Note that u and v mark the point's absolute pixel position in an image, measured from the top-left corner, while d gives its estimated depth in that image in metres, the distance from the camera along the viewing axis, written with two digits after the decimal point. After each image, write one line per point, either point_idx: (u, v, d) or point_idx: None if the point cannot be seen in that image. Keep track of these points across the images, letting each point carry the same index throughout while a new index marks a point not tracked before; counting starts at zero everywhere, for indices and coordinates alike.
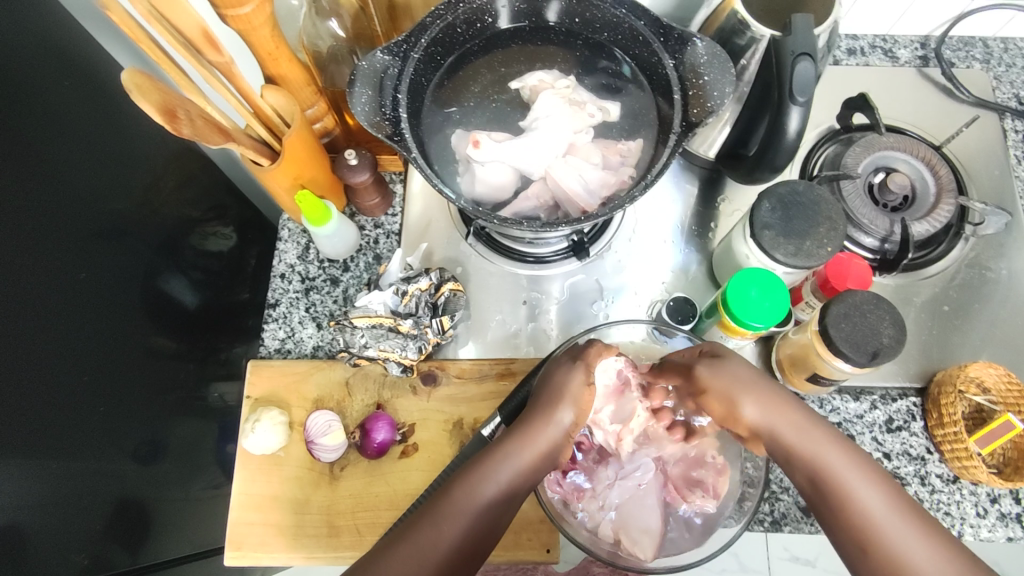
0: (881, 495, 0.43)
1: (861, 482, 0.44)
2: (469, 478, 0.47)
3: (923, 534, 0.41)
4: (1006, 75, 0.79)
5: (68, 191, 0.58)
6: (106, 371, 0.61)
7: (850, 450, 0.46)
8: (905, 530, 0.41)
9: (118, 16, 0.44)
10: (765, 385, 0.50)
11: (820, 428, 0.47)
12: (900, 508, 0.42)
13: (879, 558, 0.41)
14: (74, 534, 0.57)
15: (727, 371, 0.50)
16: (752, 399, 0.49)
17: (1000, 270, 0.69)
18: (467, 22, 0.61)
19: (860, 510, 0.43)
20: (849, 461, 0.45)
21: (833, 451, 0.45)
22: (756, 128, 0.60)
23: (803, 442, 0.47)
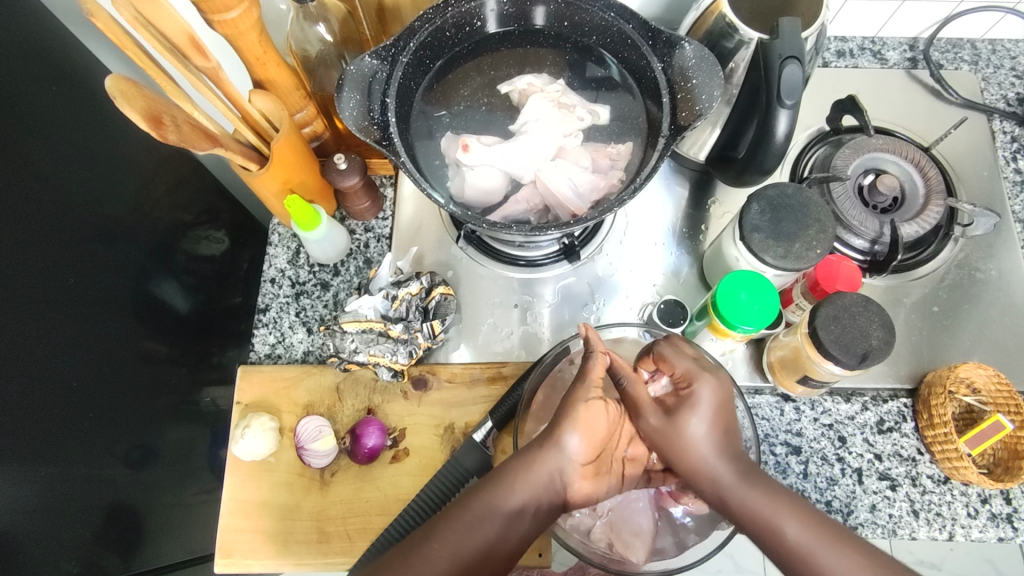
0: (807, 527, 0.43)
1: (783, 516, 0.44)
2: (485, 488, 0.47)
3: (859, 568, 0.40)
4: (994, 76, 0.79)
5: (57, 196, 0.58)
6: (96, 375, 0.61)
7: (770, 487, 0.46)
8: (824, 548, 0.41)
9: (102, 21, 0.44)
10: (704, 435, 0.48)
11: (750, 477, 0.47)
12: (827, 540, 0.42)
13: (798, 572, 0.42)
14: (65, 541, 0.56)
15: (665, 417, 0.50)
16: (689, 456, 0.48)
17: (989, 271, 0.69)
18: (456, 26, 0.61)
19: (788, 552, 0.42)
20: (778, 500, 0.44)
21: (758, 492, 0.45)
22: (745, 131, 0.60)
23: (737, 494, 0.46)
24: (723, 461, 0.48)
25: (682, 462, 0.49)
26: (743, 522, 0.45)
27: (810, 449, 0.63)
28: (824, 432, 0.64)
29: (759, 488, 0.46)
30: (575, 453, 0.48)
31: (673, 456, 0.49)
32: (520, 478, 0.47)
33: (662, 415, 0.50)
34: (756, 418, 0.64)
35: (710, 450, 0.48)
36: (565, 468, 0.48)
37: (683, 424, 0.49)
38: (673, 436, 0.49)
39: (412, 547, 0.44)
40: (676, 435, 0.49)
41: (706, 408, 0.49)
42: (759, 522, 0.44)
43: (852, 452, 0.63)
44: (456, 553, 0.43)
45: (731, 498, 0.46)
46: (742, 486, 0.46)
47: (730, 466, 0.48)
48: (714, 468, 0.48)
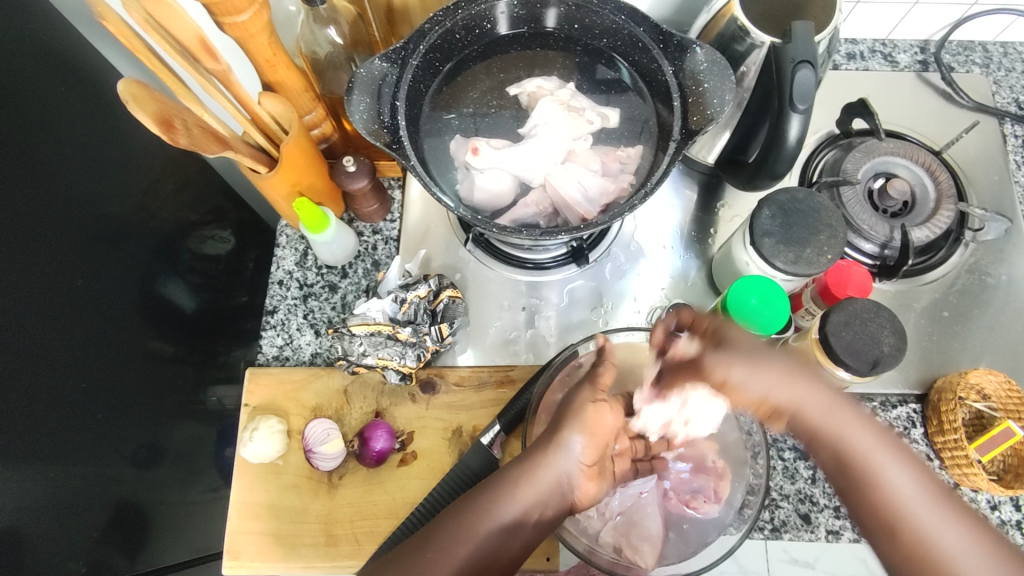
0: (913, 479, 0.42)
1: (890, 464, 0.43)
2: (483, 498, 0.47)
3: (964, 528, 0.40)
4: (1006, 79, 0.79)
5: (66, 197, 0.58)
6: (103, 375, 0.61)
7: (880, 431, 0.44)
8: (929, 506, 0.41)
9: (113, 25, 0.44)
10: (784, 365, 0.46)
11: (852, 413, 0.45)
12: (931, 491, 0.42)
13: (897, 518, 0.42)
14: (73, 540, 0.56)
15: (749, 345, 0.47)
16: (774, 386, 0.46)
17: (1000, 276, 0.69)
18: (465, 28, 0.60)
19: (892, 501, 0.42)
20: (886, 447, 0.44)
21: (863, 433, 0.44)
22: (756, 133, 0.60)
23: (846, 437, 0.44)
24: (820, 394, 0.45)
25: (777, 394, 0.46)
26: (844, 463, 0.44)
27: None
28: None
29: (865, 428, 0.44)
30: (580, 454, 0.48)
31: (764, 390, 0.46)
32: (521, 484, 0.47)
33: (737, 346, 0.47)
34: None
35: (817, 389, 0.46)
36: (570, 471, 0.48)
37: (768, 356, 0.47)
38: (767, 368, 0.46)
39: (409, 554, 0.44)
40: (764, 364, 0.46)
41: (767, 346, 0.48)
42: (864, 465, 0.43)
43: None
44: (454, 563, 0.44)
45: (830, 437, 0.45)
46: (844, 425, 0.45)
47: (830, 401, 0.45)
48: (819, 404, 0.45)
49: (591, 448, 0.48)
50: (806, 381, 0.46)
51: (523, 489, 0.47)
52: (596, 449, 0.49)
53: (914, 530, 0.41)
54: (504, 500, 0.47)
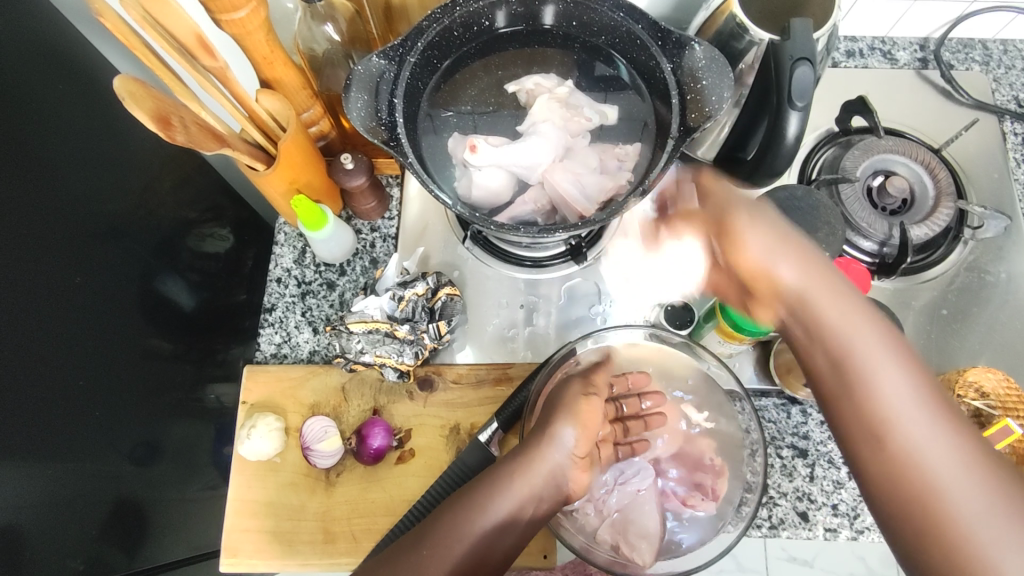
0: (913, 389, 0.43)
1: (893, 371, 0.44)
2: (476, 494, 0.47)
3: (950, 443, 0.41)
4: (1006, 77, 0.79)
5: (64, 194, 0.58)
6: (102, 372, 0.61)
7: (889, 340, 0.45)
8: (921, 414, 0.42)
9: (110, 21, 0.44)
10: (802, 249, 0.48)
11: (863, 321, 0.46)
12: (928, 404, 0.42)
13: (880, 422, 0.43)
14: (71, 537, 0.56)
15: (767, 224, 0.50)
16: (778, 263, 0.48)
17: (999, 273, 0.69)
18: (464, 25, 0.60)
19: (886, 403, 0.43)
20: (891, 355, 0.44)
21: (865, 337, 0.45)
22: (756, 130, 0.60)
23: (847, 339, 0.45)
24: (832, 296, 0.47)
25: (786, 277, 0.48)
26: (842, 360, 0.45)
27: (816, 452, 0.63)
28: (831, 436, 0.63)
29: (871, 331, 0.45)
30: (573, 447, 0.49)
31: (771, 266, 0.49)
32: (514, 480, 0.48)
33: (751, 227, 0.50)
34: (762, 420, 0.64)
35: (834, 283, 0.47)
36: (563, 464, 0.49)
37: (778, 235, 0.49)
38: (781, 251, 0.49)
39: (402, 554, 0.45)
40: (777, 248, 0.49)
41: (791, 240, 0.49)
42: (862, 366, 0.44)
43: None
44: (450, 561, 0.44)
45: (831, 335, 0.46)
46: (847, 327, 0.46)
47: (845, 308, 0.46)
48: (829, 299, 0.47)
49: (582, 440, 0.49)
50: (822, 274, 0.48)
51: (518, 484, 0.48)
52: (587, 441, 0.50)
53: (900, 433, 0.42)
54: (498, 494, 0.47)
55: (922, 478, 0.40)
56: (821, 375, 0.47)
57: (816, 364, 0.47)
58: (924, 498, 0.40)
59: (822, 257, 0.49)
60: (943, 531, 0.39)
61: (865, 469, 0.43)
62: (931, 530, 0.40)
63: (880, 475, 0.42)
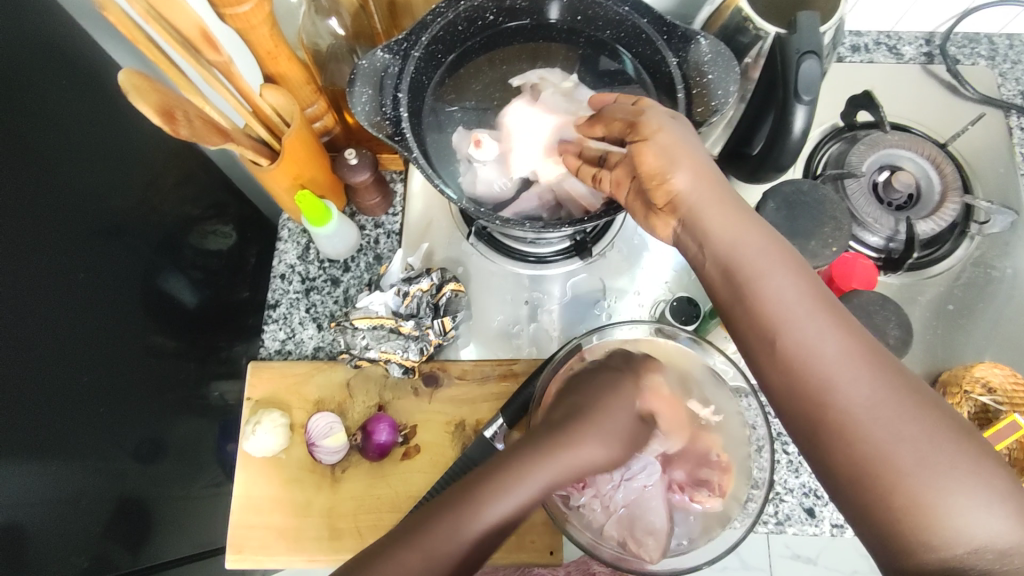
0: (801, 288, 0.38)
1: (777, 270, 0.39)
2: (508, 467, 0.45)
3: (847, 343, 0.36)
4: (1012, 71, 0.78)
5: (67, 191, 0.57)
6: (105, 368, 0.61)
7: (776, 249, 0.40)
8: (804, 315, 0.37)
9: (114, 15, 0.43)
10: (696, 153, 0.44)
11: (755, 228, 0.41)
12: (811, 306, 0.38)
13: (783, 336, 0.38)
14: (74, 534, 0.56)
15: (677, 131, 0.45)
16: (668, 167, 0.44)
17: (1005, 269, 0.68)
18: (467, 20, 0.60)
19: (770, 307, 0.38)
20: (776, 256, 0.40)
21: (762, 246, 0.40)
22: (761, 126, 0.59)
23: (748, 251, 0.40)
24: (724, 209, 0.42)
25: (682, 184, 0.44)
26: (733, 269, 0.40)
27: None
28: None
29: (754, 236, 0.41)
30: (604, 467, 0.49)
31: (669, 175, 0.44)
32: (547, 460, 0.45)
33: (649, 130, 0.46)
34: (768, 416, 0.64)
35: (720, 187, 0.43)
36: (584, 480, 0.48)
37: (667, 142, 0.45)
38: (678, 153, 0.44)
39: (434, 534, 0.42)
40: (671, 153, 0.44)
41: (687, 148, 0.44)
42: (750, 271, 0.40)
43: None
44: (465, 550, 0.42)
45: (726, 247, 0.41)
46: (744, 240, 0.41)
47: (750, 223, 0.42)
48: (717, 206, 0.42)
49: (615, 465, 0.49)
50: (711, 176, 0.44)
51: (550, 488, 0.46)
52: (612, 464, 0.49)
53: (790, 334, 0.37)
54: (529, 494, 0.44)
55: (816, 380, 0.36)
56: (718, 291, 0.42)
57: (711, 280, 0.42)
58: (822, 400, 0.36)
59: (714, 164, 0.45)
60: (852, 436, 0.34)
61: (774, 390, 0.38)
62: (842, 441, 0.34)
63: (783, 388, 0.37)
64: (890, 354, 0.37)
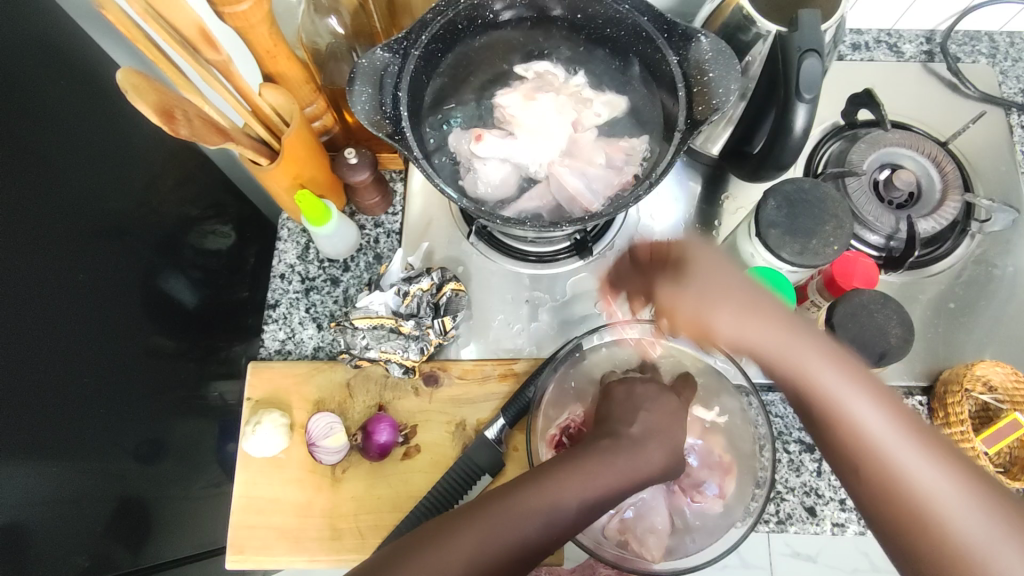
0: (878, 410, 0.42)
1: (855, 396, 0.43)
2: (551, 483, 0.44)
3: (930, 457, 0.40)
4: (1013, 69, 0.78)
5: (66, 191, 0.57)
6: (105, 369, 0.61)
7: (850, 374, 0.44)
8: (890, 438, 0.41)
9: (112, 14, 0.43)
10: (731, 289, 0.50)
11: (817, 350, 0.45)
12: (896, 426, 0.41)
13: (868, 462, 0.42)
14: (76, 535, 0.56)
15: (700, 278, 0.51)
16: (698, 309, 0.50)
17: (1006, 267, 0.68)
18: (467, 19, 0.58)
19: (855, 434, 0.42)
20: (848, 380, 0.43)
21: (831, 374, 0.44)
22: (762, 122, 0.59)
23: (820, 382, 0.44)
24: (789, 340, 0.46)
25: (734, 328, 0.49)
26: (806, 397, 0.45)
27: None
28: None
29: (830, 365, 0.44)
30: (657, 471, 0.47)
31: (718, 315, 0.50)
32: (591, 480, 0.44)
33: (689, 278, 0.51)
34: (770, 415, 0.64)
35: (769, 316, 0.48)
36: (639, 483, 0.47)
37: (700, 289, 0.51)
38: (718, 298, 0.50)
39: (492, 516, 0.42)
40: (711, 300, 0.50)
41: (721, 287, 0.50)
42: (828, 402, 0.43)
43: None
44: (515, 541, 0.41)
45: (800, 381, 0.45)
46: (816, 370, 0.44)
47: (813, 349, 0.45)
48: (772, 333, 0.47)
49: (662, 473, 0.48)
50: (756, 308, 0.49)
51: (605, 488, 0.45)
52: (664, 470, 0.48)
53: (875, 458, 0.41)
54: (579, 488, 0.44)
55: (914, 499, 0.40)
56: (802, 417, 0.46)
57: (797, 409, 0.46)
58: (914, 517, 0.40)
59: (762, 294, 0.50)
60: (939, 544, 0.39)
61: (867, 508, 0.42)
62: (941, 552, 0.38)
63: (874, 508, 0.42)
64: (966, 457, 0.41)
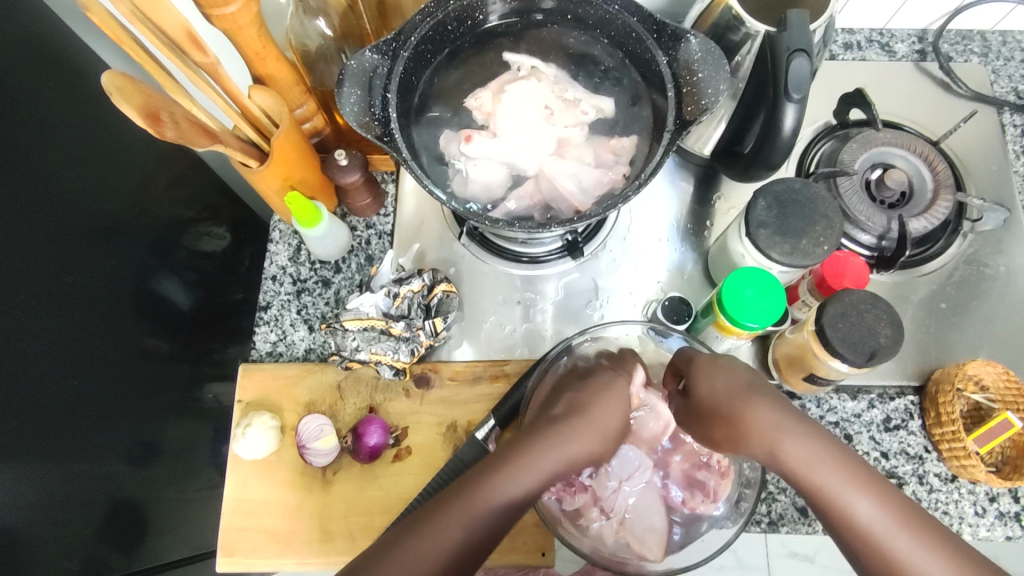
0: (882, 508, 0.41)
1: (857, 495, 0.42)
2: (481, 481, 0.45)
3: (934, 551, 0.39)
4: (1005, 69, 0.78)
5: (57, 194, 0.57)
6: (96, 372, 0.60)
7: (851, 470, 0.43)
8: (897, 535, 0.40)
9: (98, 16, 0.43)
10: (736, 388, 0.49)
11: (802, 437, 0.45)
12: (902, 524, 0.40)
13: (874, 560, 0.40)
14: (67, 538, 0.56)
15: (721, 379, 0.50)
16: (718, 421, 0.49)
17: (998, 267, 0.68)
18: (457, 20, 0.60)
19: (859, 531, 0.41)
20: (850, 477, 0.43)
21: (831, 472, 0.43)
22: (751, 125, 0.59)
23: (822, 482, 0.43)
24: (792, 439, 0.45)
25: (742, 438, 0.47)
26: (810, 495, 0.44)
27: None
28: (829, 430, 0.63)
29: (831, 463, 0.43)
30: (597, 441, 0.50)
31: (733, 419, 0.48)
32: (521, 472, 0.45)
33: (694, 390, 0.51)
34: None
35: (761, 418, 0.46)
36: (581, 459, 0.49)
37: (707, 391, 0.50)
38: (725, 405, 0.48)
39: (437, 513, 0.43)
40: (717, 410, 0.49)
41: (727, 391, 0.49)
42: (831, 500, 0.42)
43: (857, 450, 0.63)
44: (462, 529, 0.42)
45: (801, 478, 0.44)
46: (816, 470, 0.43)
47: (810, 446, 0.44)
48: (764, 434, 0.46)
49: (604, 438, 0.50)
50: (749, 415, 0.47)
51: (548, 466, 0.47)
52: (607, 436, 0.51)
53: (882, 552, 0.40)
54: (519, 473, 0.45)
55: None
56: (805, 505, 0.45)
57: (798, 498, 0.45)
58: None
59: (768, 392, 0.48)
60: None
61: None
62: None
63: None
64: (971, 550, 0.40)
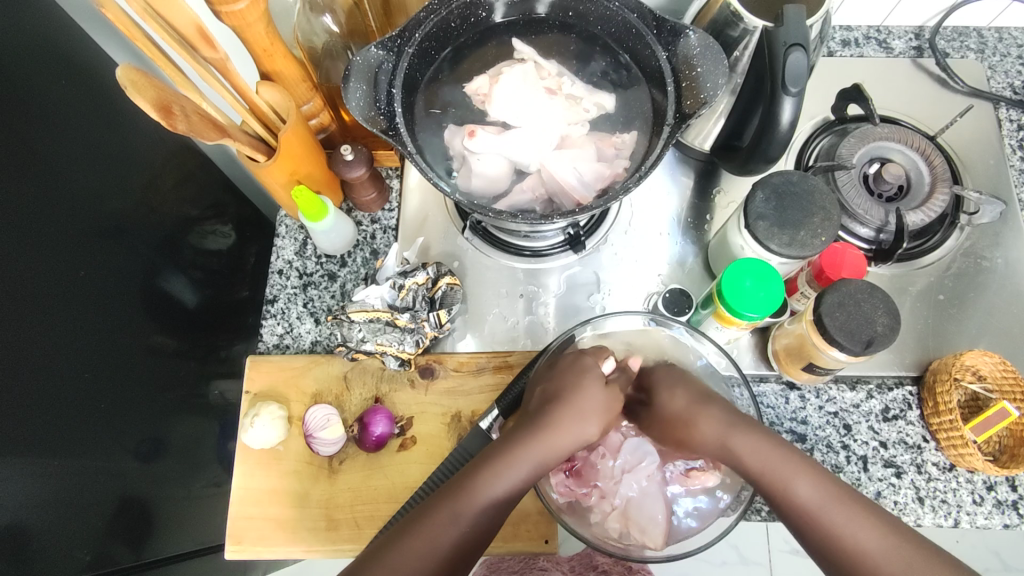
0: (818, 485, 0.46)
1: (794, 475, 0.47)
2: (462, 483, 0.47)
3: (865, 518, 0.43)
4: (1001, 64, 0.79)
5: (68, 192, 0.58)
6: (105, 367, 0.62)
7: (789, 455, 0.48)
8: (831, 507, 0.44)
9: (112, 13, 0.44)
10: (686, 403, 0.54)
11: (742, 430, 0.51)
12: (834, 496, 0.45)
13: (816, 534, 0.44)
14: (77, 529, 0.57)
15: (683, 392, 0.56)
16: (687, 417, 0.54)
17: (995, 259, 0.69)
18: (461, 16, 0.61)
19: (800, 508, 0.45)
20: (790, 461, 0.47)
21: (770, 457, 0.48)
22: (750, 119, 0.60)
23: (764, 467, 0.48)
24: (736, 432, 0.51)
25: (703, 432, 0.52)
26: (756, 483, 0.48)
27: (815, 437, 0.64)
28: (829, 420, 0.64)
29: (773, 450, 0.49)
30: (580, 432, 0.51)
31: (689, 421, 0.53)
32: (501, 469, 0.47)
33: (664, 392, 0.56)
34: (761, 406, 0.64)
35: (713, 417, 0.52)
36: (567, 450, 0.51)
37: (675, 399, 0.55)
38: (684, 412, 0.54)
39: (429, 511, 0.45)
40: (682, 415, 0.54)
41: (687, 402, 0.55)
42: (773, 482, 0.47)
43: (857, 440, 0.63)
44: (453, 525, 0.44)
45: (748, 467, 0.49)
46: (759, 457, 0.49)
47: (754, 436, 0.50)
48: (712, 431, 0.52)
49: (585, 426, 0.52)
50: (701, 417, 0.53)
51: (535, 461, 0.49)
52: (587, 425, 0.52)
53: (820, 523, 0.44)
54: (506, 470, 0.47)
55: (854, 554, 0.42)
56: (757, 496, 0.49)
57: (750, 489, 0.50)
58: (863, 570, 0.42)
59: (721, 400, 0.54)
60: None
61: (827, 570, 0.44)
62: None
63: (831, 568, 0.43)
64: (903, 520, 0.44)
